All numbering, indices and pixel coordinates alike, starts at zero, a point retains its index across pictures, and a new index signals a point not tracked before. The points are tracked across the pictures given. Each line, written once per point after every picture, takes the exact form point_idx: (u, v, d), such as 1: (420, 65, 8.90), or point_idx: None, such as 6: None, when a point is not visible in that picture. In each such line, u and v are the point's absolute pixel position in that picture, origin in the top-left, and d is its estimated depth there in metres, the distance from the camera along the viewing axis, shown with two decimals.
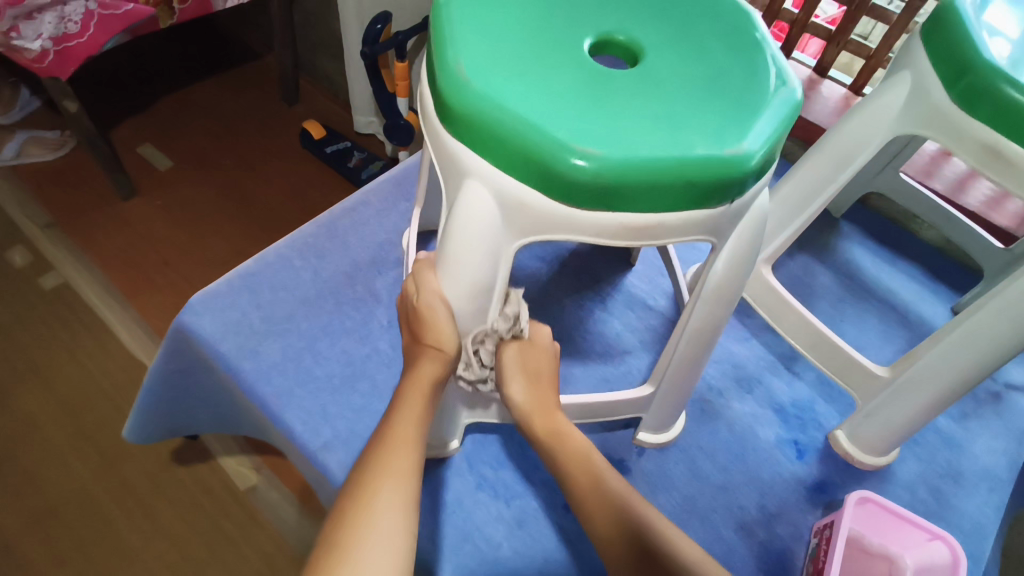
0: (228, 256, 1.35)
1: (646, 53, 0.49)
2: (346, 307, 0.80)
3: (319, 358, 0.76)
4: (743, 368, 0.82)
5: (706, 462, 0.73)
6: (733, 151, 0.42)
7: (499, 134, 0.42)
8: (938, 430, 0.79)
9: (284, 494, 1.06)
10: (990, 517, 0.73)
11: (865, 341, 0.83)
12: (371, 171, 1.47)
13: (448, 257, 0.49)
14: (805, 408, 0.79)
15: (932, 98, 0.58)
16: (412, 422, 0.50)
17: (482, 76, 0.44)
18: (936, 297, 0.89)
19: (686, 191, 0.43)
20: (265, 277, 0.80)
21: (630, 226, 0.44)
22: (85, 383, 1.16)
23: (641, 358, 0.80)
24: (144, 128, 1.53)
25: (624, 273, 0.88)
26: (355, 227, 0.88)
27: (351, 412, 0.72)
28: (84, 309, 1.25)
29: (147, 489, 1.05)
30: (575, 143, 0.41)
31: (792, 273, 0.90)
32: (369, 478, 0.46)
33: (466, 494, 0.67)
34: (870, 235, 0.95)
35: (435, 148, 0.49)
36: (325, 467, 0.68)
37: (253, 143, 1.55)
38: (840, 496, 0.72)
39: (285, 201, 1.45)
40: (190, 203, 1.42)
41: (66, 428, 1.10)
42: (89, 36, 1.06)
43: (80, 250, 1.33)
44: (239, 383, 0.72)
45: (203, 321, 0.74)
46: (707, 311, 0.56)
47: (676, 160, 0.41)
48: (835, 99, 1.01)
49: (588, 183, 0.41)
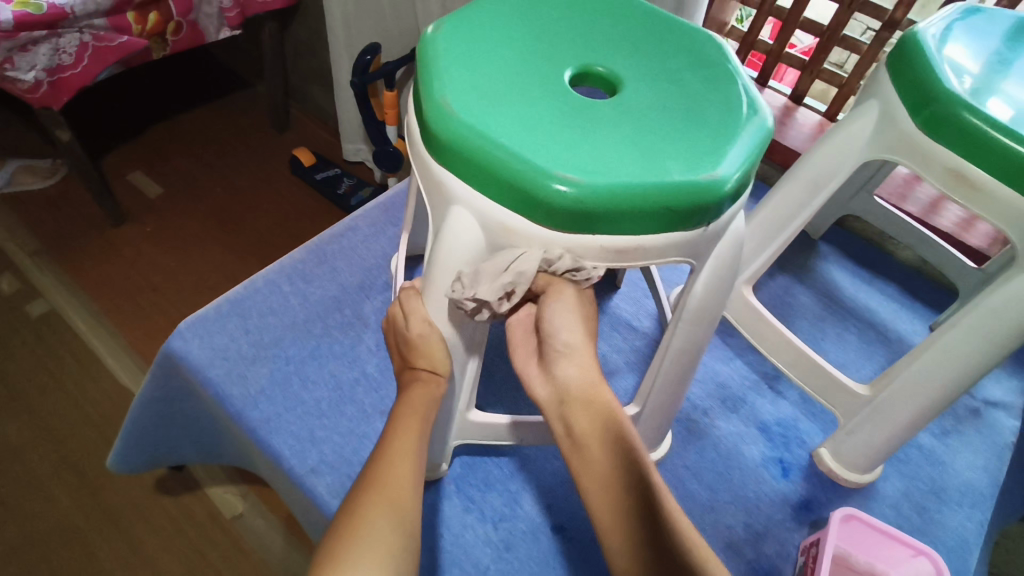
0: (217, 282, 1.35)
1: (624, 84, 0.51)
2: (334, 331, 0.81)
3: (308, 382, 0.76)
4: (727, 387, 0.83)
5: (693, 481, 0.74)
6: (708, 176, 0.44)
7: (485, 162, 0.44)
8: (920, 447, 0.80)
9: (271, 522, 1.05)
10: (973, 532, 0.74)
11: (846, 360, 0.85)
12: (360, 197, 1.49)
13: (434, 281, 0.50)
14: (788, 427, 0.81)
15: (899, 125, 0.60)
16: (411, 440, 0.50)
17: (467, 107, 0.46)
18: (914, 316, 0.91)
19: (664, 215, 0.44)
20: (254, 302, 0.81)
21: (610, 249, 0.46)
22: (70, 411, 1.15)
23: (627, 379, 0.81)
24: (135, 155, 1.55)
25: (609, 295, 0.90)
26: (344, 252, 0.89)
27: (339, 436, 0.72)
28: (72, 336, 1.25)
29: (131, 518, 1.03)
30: (557, 170, 0.43)
31: (773, 294, 0.91)
32: (369, 494, 0.46)
33: (454, 516, 0.67)
34: (848, 256, 0.98)
35: (422, 175, 0.51)
36: (312, 491, 0.68)
37: (243, 170, 1.56)
38: (825, 514, 0.73)
39: (275, 227, 1.47)
40: (179, 230, 1.43)
41: (50, 456, 1.09)
42: (83, 67, 1.08)
43: (69, 277, 1.33)
44: (227, 408, 0.72)
45: (192, 346, 0.75)
46: (688, 332, 0.57)
47: (653, 185, 0.43)
48: (810, 125, 1.04)
49: (570, 207, 0.43)
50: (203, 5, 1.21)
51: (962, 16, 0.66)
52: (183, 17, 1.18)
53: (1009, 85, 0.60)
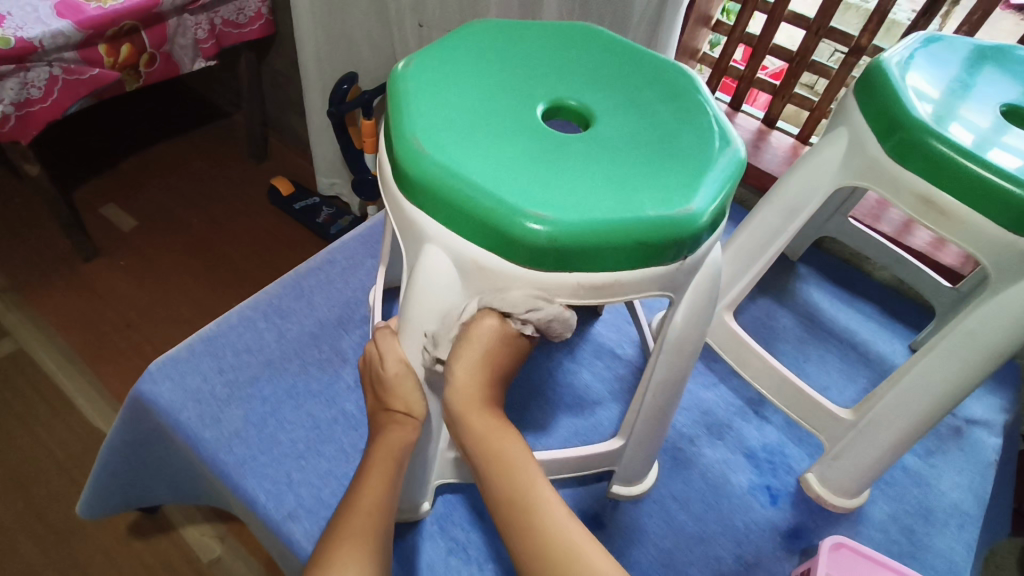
0: (193, 315, 1.32)
1: (596, 117, 0.51)
2: (312, 368, 0.79)
3: (284, 423, 0.74)
4: (713, 414, 0.82)
5: (681, 512, 0.73)
6: (683, 210, 0.44)
7: (457, 201, 0.43)
8: (906, 469, 0.80)
9: (250, 565, 1.02)
10: (963, 554, 0.73)
11: (829, 382, 0.85)
12: (339, 226, 1.47)
13: (408, 321, 0.49)
14: (775, 452, 0.80)
15: (868, 152, 0.61)
16: (382, 484, 0.49)
17: (438, 145, 0.45)
18: (893, 335, 0.91)
19: (639, 250, 0.44)
20: (228, 340, 0.79)
21: (587, 285, 0.45)
22: (38, 455, 1.10)
23: (612, 409, 0.79)
24: (108, 188, 1.52)
25: (591, 322, 0.89)
26: (321, 286, 0.87)
27: (317, 477, 0.70)
28: (41, 375, 1.21)
29: (102, 566, 0.99)
30: (529, 208, 0.42)
31: (754, 317, 0.91)
32: (337, 545, 0.45)
33: (437, 558, 0.65)
34: (826, 277, 0.98)
35: (394, 213, 0.50)
36: (290, 537, 0.65)
37: (219, 201, 1.54)
38: (815, 541, 0.72)
39: (252, 258, 1.44)
40: (153, 263, 1.40)
41: (16, 504, 1.04)
42: (52, 100, 1.07)
43: (39, 314, 1.29)
44: (200, 451, 0.70)
45: (163, 388, 0.72)
46: (669, 364, 0.56)
47: (628, 221, 0.43)
48: (784, 148, 1.05)
49: (545, 245, 0.42)
50: (177, 36, 1.19)
51: (924, 44, 0.68)
52: (156, 49, 1.17)
53: (970, 110, 0.61)
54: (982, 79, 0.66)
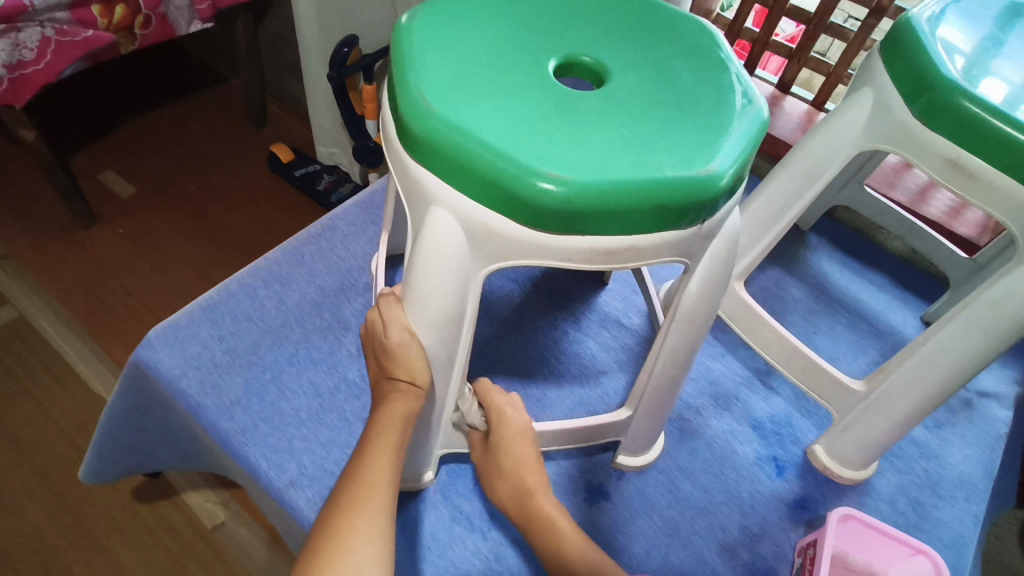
0: (193, 284, 1.31)
1: (611, 74, 0.48)
2: (314, 336, 0.78)
3: (285, 391, 0.73)
4: (720, 385, 0.81)
5: (687, 483, 0.72)
6: (702, 170, 0.42)
7: (466, 160, 0.41)
8: (914, 441, 0.79)
9: (254, 530, 1.02)
10: (969, 527, 0.73)
11: (838, 353, 0.84)
12: (340, 194, 1.44)
13: (414, 287, 0.47)
14: (782, 423, 0.79)
15: (893, 114, 0.59)
16: (388, 455, 0.48)
17: (445, 101, 0.43)
18: (905, 307, 0.90)
19: (656, 213, 0.42)
20: (228, 307, 0.78)
21: (600, 250, 0.43)
22: (40, 422, 1.10)
23: (618, 379, 0.78)
24: (105, 155, 1.49)
25: (596, 291, 0.87)
26: (322, 253, 0.86)
27: (320, 445, 0.69)
28: (42, 343, 1.20)
29: (107, 530, 1.00)
30: (542, 167, 0.40)
31: (763, 287, 0.90)
32: (343, 516, 0.44)
33: (441, 527, 0.65)
34: (838, 247, 0.96)
35: (398, 174, 0.47)
36: (292, 505, 0.65)
37: (218, 168, 1.51)
38: (821, 512, 0.72)
39: (252, 226, 1.42)
40: (152, 230, 1.38)
41: (20, 470, 1.05)
42: (46, 63, 1.03)
43: (39, 282, 1.28)
44: (200, 419, 0.69)
45: (163, 356, 0.71)
46: (682, 333, 0.55)
47: (645, 181, 0.41)
48: (798, 113, 1.02)
49: (558, 207, 0.40)
50: None
51: None
52: (152, 11, 1.13)
53: (1003, 67, 0.58)
54: (1015, 36, 0.62)
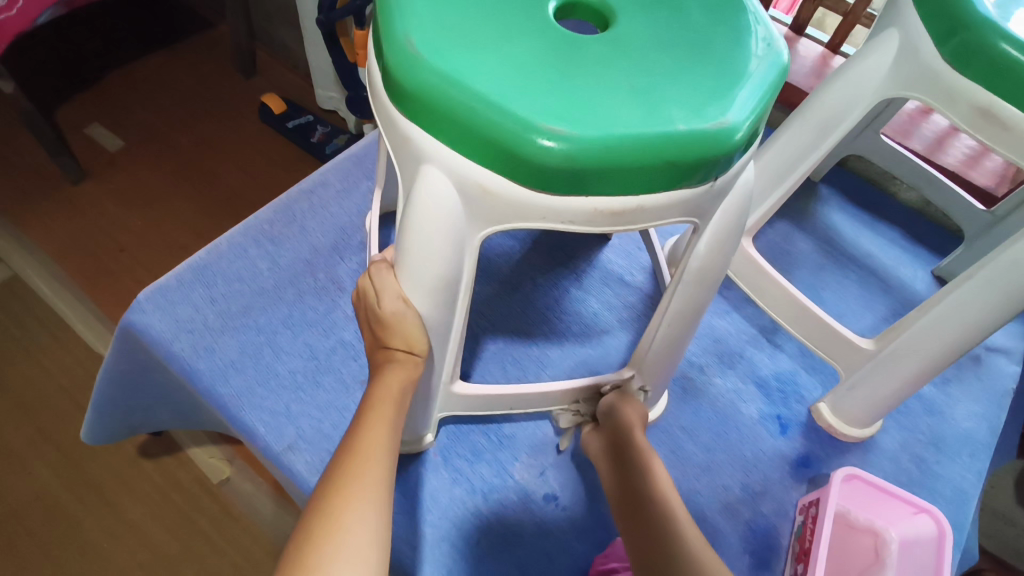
0: (188, 240, 1.28)
1: (618, 14, 0.44)
2: (308, 297, 0.76)
3: (281, 353, 0.71)
4: (724, 342, 0.80)
5: (689, 443, 0.71)
6: (717, 123, 0.39)
7: (459, 114, 0.38)
8: (920, 398, 0.78)
9: (259, 485, 1.02)
10: (972, 483, 0.72)
11: (846, 310, 0.82)
12: (334, 145, 1.39)
13: (407, 252, 0.44)
14: (787, 381, 0.78)
15: (920, 58, 0.55)
16: (383, 428, 0.46)
17: (436, 49, 0.39)
18: (916, 261, 0.87)
19: (665, 170, 0.39)
20: (219, 268, 0.75)
21: (605, 211, 0.40)
22: (42, 381, 1.10)
23: (620, 337, 0.77)
24: (91, 106, 1.44)
25: (599, 248, 0.84)
26: (314, 210, 0.83)
27: (317, 409, 0.68)
28: (37, 302, 1.18)
29: (115, 487, 1.00)
30: (541, 121, 0.37)
31: (771, 242, 0.87)
32: (338, 489, 0.42)
33: (442, 489, 0.64)
34: (849, 199, 0.93)
35: (387, 130, 0.44)
36: (292, 468, 0.64)
37: (208, 119, 1.46)
38: (825, 470, 0.71)
39: (245, 179, 1.38)
40: (144, 185, 1.34)
41: (25, 429, 1.05)
42: (18, 9, 0.97)
43: (31, 240, 1.25)
44: (195, 383, 0.67)
45: (154, 319, 0.69)
46: (689, 295, 0.53)
47: (654, 136, 0.37)
48: (812, 57, 0.97)
49: (560, 165, 0.37)
50: None
51: None
52: None
53: None
54: None
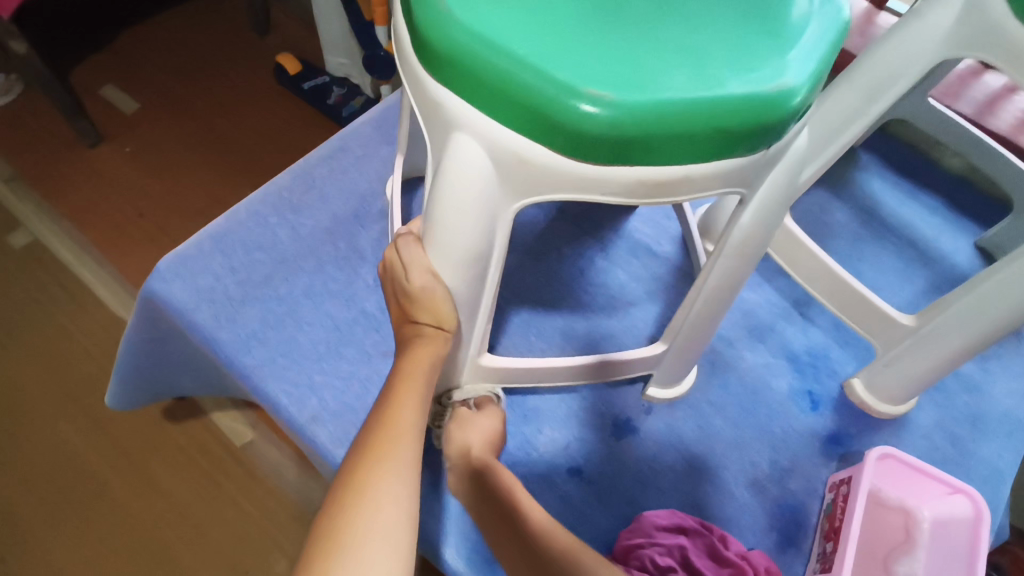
0: (206, 205, 1.27)
1: None
2: (329, 266, 0.74)
3: (302, 323, 0.70)
4: (755, 316, 0.77)
5: (717, 418, 0.70)
6: (773, 87, 0.36)
7: (495, 77, 0.35)
8: (958, 374, 0.76)
9: (282, 449, 1.03)
10: (1009, 462, 0.70)
11: (883, 283, 0.79)
12: (351, 108, 1.35)
13: (435, 224, 0.42)
14: (819, 356, 0.75)
15: (987, 15, 0.51)
16: (412, 405, 0.45)
17: (470, 7, 0.36)
18: (958, 232, 0.83)
19: (716, 137, 0.36)
20: (239, 237, 0.74)
21: (649, 182, 0.38)
22: (68, 345, 1.11)
23: (647, 309, 0.75)
24: (107, 68, 1.42)
25: (626, 217, 0.82)
26: (333, 176, 0.80)
27: (339, 379, 0.68)
28: (60, 267, 1.19)
29: (142, 450, 1.02)
30: (584, 85, 0.34)
31: (806, 211, 0.84)
32: (366, 467, 0.41)
33: None
34: (890, 165, 0.89)
35: (414, 94, 0.42)
36: (315, 439, 0.64)
37: (222, 81, 1.43)
38: (856, 448, 0.69)
39: (262, 143, 1.35)
40: (161, 149, 1.33)
41: (53, 391, 1.06)
42: None
43: (51, 204, 1.25)
44: (217, 353, 0.67)
45: (175, 288, 0.68)
46: (729, 268, 0.50)
47: (705, 101, 0.35)
48: (857, 13, 0.91)
49: (603, 134, 0.35)
50: None
51: None
52: None
53: None
54: None
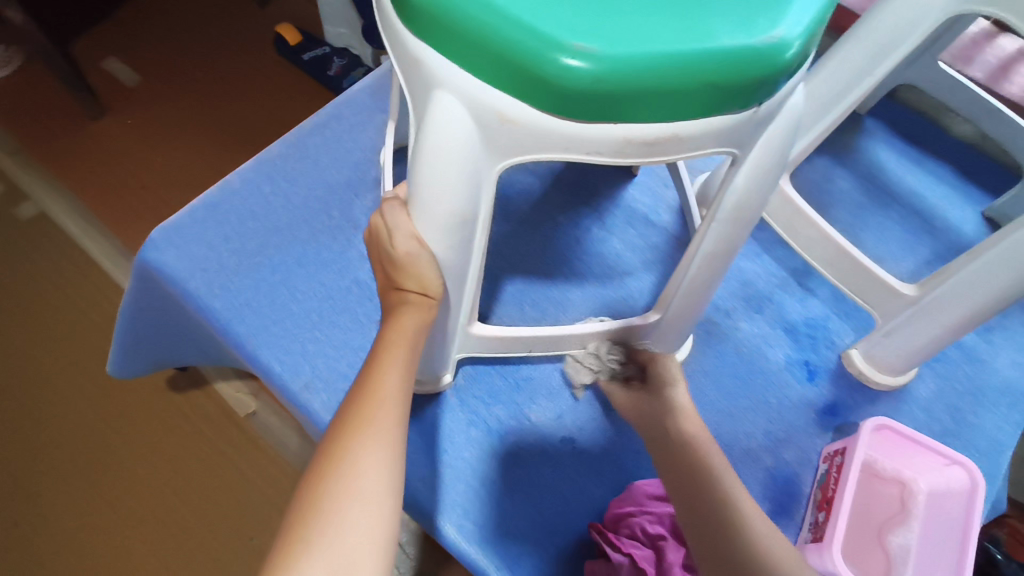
0: (207, 176, 1.26)
1: None
2: (322, 235, 0.74)
3: (295, 292, 0.70)
4: (753, 286, 0.76)
5: (712, 388, 0.69)
6: (764, 40, 0.35)
7: (475, 31, 0.34)
8: (960, 345, 0.74)
9: (284, 418, 1.04)
10: (1009, 434, 0.69)
11: (886, 253, 0.77)
12: (351, 79, 1.31)
13: (418, 187, 0.41)
14: (817, 326, 0.74)
15: None
16: (397, 371, 0.45)
17: None
18: (966, 201, 0.81)
19: (704, 93, 0.35)
20: (232, 205, 0.73)
21: (635, 141, 0.37)
22: (72, 316, 1.11)
23: (643, 280, 0.74)
24: (107, 39, 1.41)
25: (624, 185, 0.80)
26: (327, 145, 0.79)
27: (333, 348, 0.67)
28: (63, 238, 1.19)
29: (147, 419, 1.03)
30: (566, 38, 0.33)
31: (809, 180, 0.82)
32: (349, 433, 0.41)
33: (457, 431, 0.64)
34: (897, 133, 0.86)
35: (394, 52, 0.40)
36: (309, 407, 0.64)
37: (222, 51, 1.41)
38: (852, 419, 0.69)
39: (263, 114, 1.34)
40: (162, 120, 1.32)
41: (59, 362, 1.07)
42: None
43: (54, 176, 1.25)
44: (211, 321, 0.67)
45: (169, 257, 0.68)
46: (722, 234, 0.49)
47: (692, 54, 0.34)
48: None
49: (586, 89, 0.34)
50: None
51: None
52: None
53: None
54: None
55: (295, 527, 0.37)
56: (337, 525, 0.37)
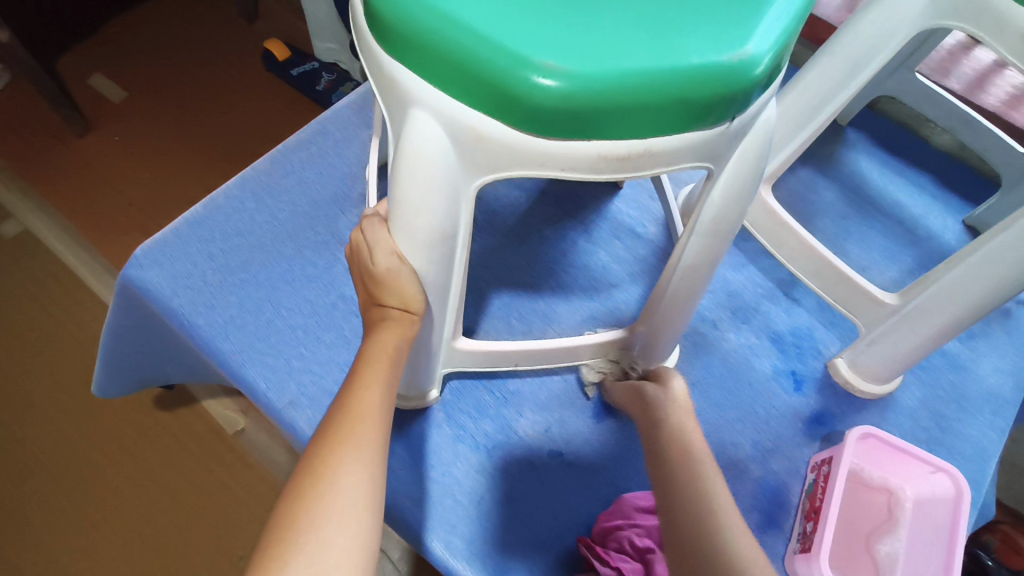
0: (194, 193, 1.26)
1: None
2: (307, 251, 0.74)
3: (281, 308, 0.70)
4: (739, 296, 0.77)
5: (699, 399, 0.69)
6: (734, 56, 0.35)
7: (449, 50, 0.34)
8: (944, 353, 0.75)
9: (273, 435, 1.03)
10: (994, 441, 0.70)
11: (869, 261, 0.78)
12: (340, 94, 1.32)
13: (396, 204, 0.41)
14: (803, 336, 0.75)
15: None
16: (379, 388, 0.45)
17: None
18: (946, 209, 0.82)
19: (676, 109, 0.36)
20: (217, 222, 0.73)
21: (610, 156, 0.37)
22: (58, 335, 1.10)
23: (629, 291, 0.74)
24: (95, 57, 1.41)
25: (609, 197, 0.81)
26: (312, 161, 0.79)
27: (318, 364, 0.67)
28: (48, 256, 1.18)
29: (134, 438, 1.02)
30: (539, 57, 0.33)
31: (793, 191, 0.83)
32: (329, 451, 0.40)
33: (444, 446, 0.63)
34: (878, 143, 0.88)
35: (371, 71, 0.41)
36: (294, 424, 0.64)
37: (210, 68, 1.41)
38: (839, 428, 0.69)
39: (252, 129, 1.34)
40: (149, 137, 1.32)
41: (44, 381, 1.06)
42: None
43: (40, 194, 1.24)
44: (194, 339, 0.66)
45: (152, 274, 0.67)
46: (702, 246, 0.49)
47: (663, 71, 0.34)
48: None
49: (559, 106, 0.34)
50: None
51: None
52: None
53: None
54: None
55: (272, 548, 0.36)
56: (314, 545, 0.36)
